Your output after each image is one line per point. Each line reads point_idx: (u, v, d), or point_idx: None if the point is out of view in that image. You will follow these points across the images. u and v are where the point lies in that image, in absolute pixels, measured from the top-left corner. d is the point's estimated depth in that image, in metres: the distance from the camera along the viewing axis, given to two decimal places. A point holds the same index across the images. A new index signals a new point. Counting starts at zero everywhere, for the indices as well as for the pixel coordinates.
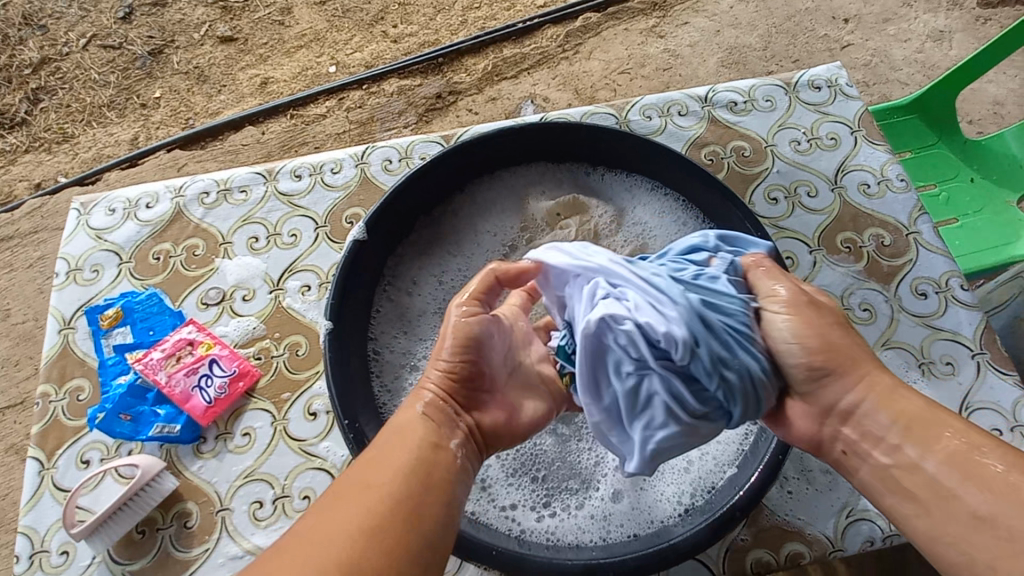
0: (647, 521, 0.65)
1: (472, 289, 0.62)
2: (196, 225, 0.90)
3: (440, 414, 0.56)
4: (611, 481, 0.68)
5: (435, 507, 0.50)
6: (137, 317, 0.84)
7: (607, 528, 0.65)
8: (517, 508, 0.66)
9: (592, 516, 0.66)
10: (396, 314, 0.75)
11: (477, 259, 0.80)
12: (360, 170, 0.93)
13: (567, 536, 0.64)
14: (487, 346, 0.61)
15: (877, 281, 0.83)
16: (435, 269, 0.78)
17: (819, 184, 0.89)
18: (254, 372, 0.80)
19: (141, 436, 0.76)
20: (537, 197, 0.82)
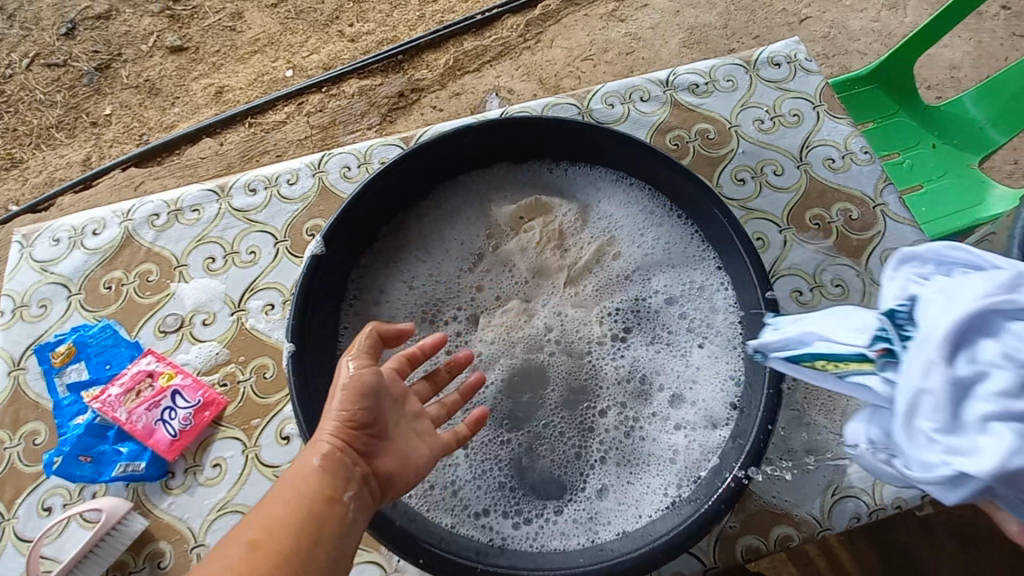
0: (635, 517, 0.63)
1: (360, 344, 0.56)
2: (148, 250, 0.86)
3: (336, 467, 0.49)
4: (594, 479, 0.66)
5: (329, 558, 0.46)
6: (91, 351, 0.79)
7: (593, 529, 0.63)
8: (491, 515, 0.65)
9: (576, 517, 0.64)
10: (364, 327, 0.73)
11: (447, 265, 0.79)
12: (317, 179, 0.89)
13: (552, 541, 0.62)
14: (387, 394, 0.54)
15: (848, 255, 0.82)
16: (404, 276, 0.77)
17: (785, 162, 0.88)
18: (220, 400, 0.76)
19: (104, 477, 0.73)
20: (499, 203, 0.81)
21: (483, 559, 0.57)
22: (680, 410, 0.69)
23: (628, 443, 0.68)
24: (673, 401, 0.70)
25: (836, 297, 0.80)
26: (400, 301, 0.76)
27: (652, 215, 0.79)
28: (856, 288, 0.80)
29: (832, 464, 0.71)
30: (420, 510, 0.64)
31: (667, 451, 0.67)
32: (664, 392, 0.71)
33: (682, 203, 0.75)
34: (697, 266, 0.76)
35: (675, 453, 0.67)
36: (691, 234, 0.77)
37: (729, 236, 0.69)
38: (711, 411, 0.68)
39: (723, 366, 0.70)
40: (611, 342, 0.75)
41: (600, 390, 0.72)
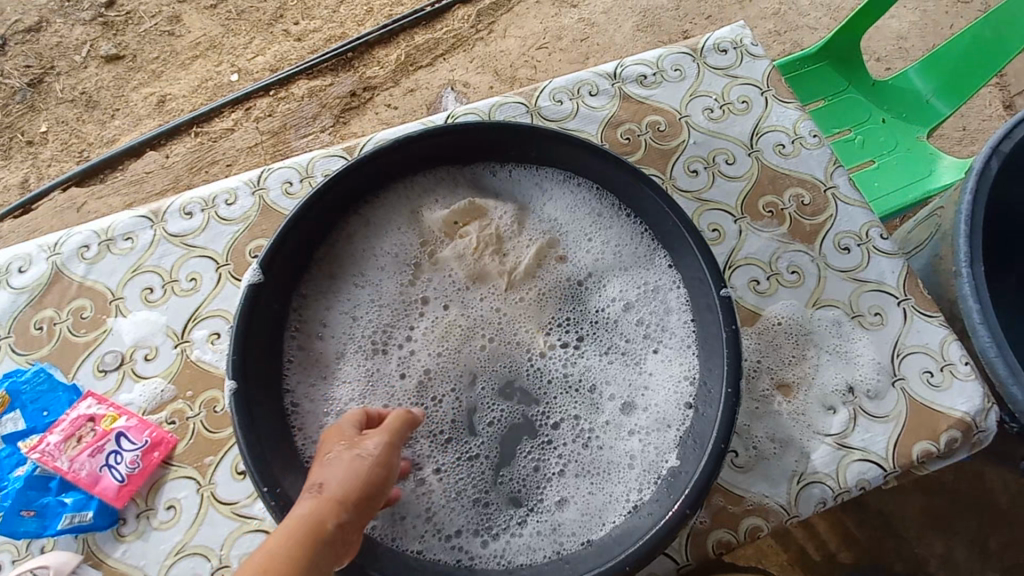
0: (599, 526, 0.62)
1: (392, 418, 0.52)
2: (80, 285, 0.81)
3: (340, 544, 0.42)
4: (555, 491, 0.66)
5: None
6: (25, 398, 0.73)
7: (558, 542, 0.62)
8: (461, 534, 0.63)
9: (541, 531, 0.63)
10: (310, 360, 0.72)
11: (395, 283, 0.77)
12: (258, 197, 0.85)
13: (518, 557, 0.62)
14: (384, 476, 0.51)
15: (801, 241, 0.82)
16: (345, 305, 0.75)
17: (736, 150, 0.87)
18: (169, 439, 0.73)
19: (49, 532, 0.68)
20: (430, 207, 0.78)
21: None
22: (635, 415, 0.69)
23: (586, 452, 0.68)
24: (626, 408, 0.70)
25: (792, 283, 0.80)
26: (353, 325, 0.74)
27: (599, 215, 0.78)
28: (811, 273, 0.80)
29: (796, 451, 0.72)
30: (384, 539, 0.62)
31: (626, 456, 0.67)
32: (619, 398, 0.70)
33: (630, 200, 0.74)
34: (645, 267, 0.76)
35: (636, 457, 0.66)
36: (638, 233, 0.76)
37: (676, 226, 0.68)
38: (667, 412, 0.68)
39: (678, 364, 0.70)
40: (563, 349, 0.74)
41: (555, 396, 0.71)
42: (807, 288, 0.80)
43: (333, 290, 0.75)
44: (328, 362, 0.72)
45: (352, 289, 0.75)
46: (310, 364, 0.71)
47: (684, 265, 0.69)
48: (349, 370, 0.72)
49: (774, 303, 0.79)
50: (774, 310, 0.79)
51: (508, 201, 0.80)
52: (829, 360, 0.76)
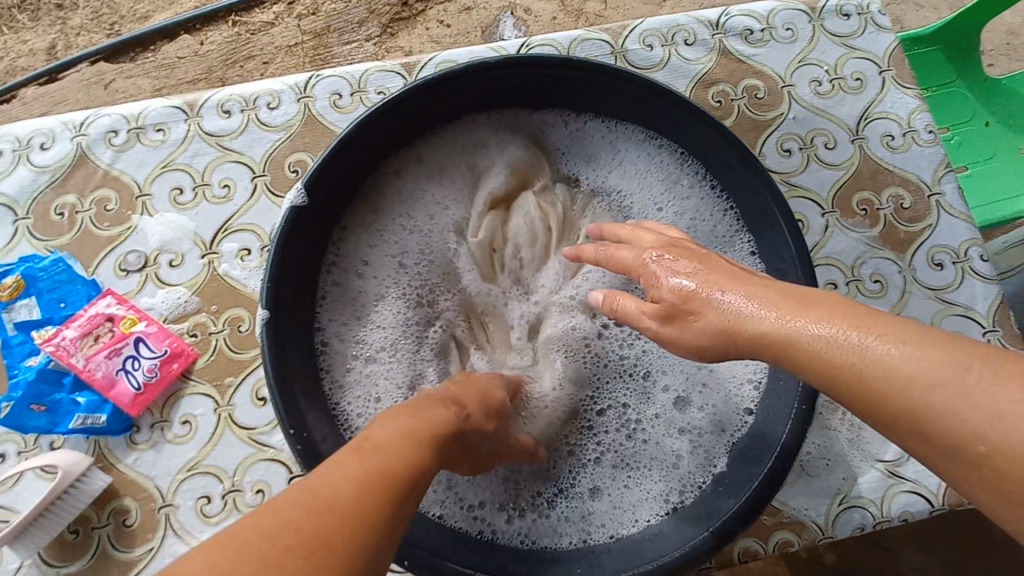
0: (629, 523, 0.59)
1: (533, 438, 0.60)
2: (105, 173, 0.75)
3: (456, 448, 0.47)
4: (587, 478, 0.62)
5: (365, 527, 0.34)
6: (42, 287, 0.71)
7: (585, 533, 0.59)
8: (484, 506, 0.60)
9: (568, 518, 0.61)
10: (344, 299, 0.67)
11: (436, 233, 0.70)
12: (303, 105, 0.77)
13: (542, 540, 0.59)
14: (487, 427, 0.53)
15: (892, 248, 0.74)
16: (393, 246, 0.69)
17: (839, 134, 0.77)
18: (189, 352, 0.69)
19: (60, 429, 0.66)
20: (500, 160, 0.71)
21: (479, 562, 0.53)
22: (687, 414, 0.64)
23: (627, 442, 0.64)
24: (679, 404, 0.65)
25: (874, 294, 0.73)
26: (391, 272, 0.69)
27: (676, 185, 0.71)
28: (896, 285, 0.73)
29: (843, 471, 0.67)
30: None
31: (671, 455, 0.63)
32: (671, 393, 0.65)
33: (722, 169, 0.65)
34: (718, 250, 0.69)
35: (680, 456, 0.62)
36: (720, 212, 0.69)
37: (770, 211, 0.61)
38: (722, 419, 0.63)
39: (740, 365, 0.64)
40: (621, 333, 0.68)
41: (605, 380, 0.66)
42: (888, 301, 0.73)
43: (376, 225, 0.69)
44: (364, 306, 0.67)
45: (394, 227, 0.69)
46: (344, 302, 0.66)
47: (774, 260, 0.62)
48: (383, 313, 0.67)
49: None
50: None
51: (567, 158, 0.74)
52: None
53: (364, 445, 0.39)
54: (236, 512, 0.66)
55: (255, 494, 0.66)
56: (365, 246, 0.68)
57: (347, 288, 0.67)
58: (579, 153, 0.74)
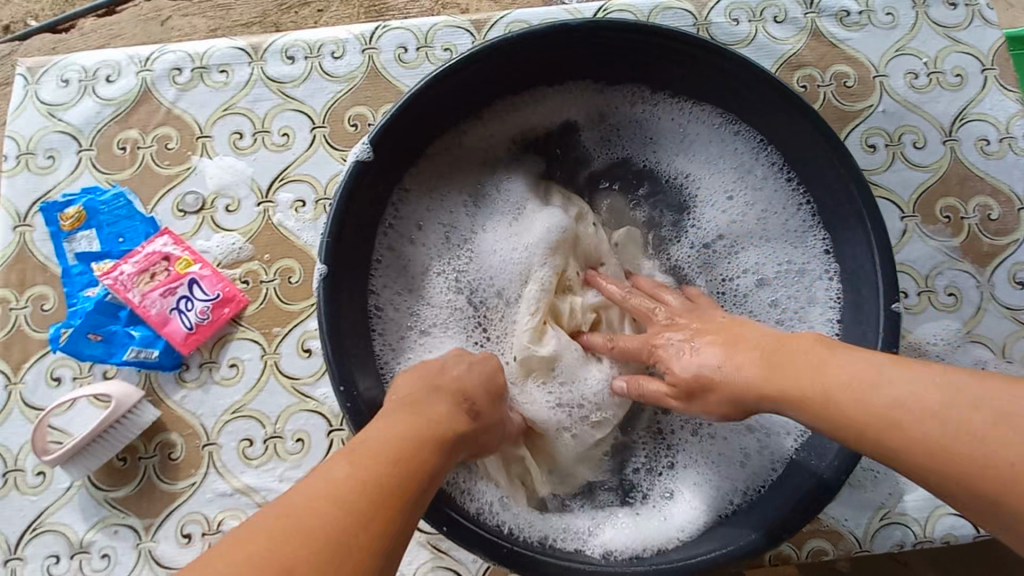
0: (668, 519, 0.60)
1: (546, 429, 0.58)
2: (168, 111, 0.74)
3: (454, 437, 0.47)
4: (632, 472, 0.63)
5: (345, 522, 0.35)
6: (103, 220, 0.71)
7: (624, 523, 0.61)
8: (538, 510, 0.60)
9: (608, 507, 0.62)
10: (399, 267, 0.66)
11: (497, 208, 0.68)
12: (368, 57, 0.75)
13: (580, 524, 0.60)
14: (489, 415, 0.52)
15: (972, 261, 0.70)
16: (449, 217, 0.68)
17: (929, 133, 0.72)
18: (241, 298, 0.70)
19: (115, 360, 0.68)
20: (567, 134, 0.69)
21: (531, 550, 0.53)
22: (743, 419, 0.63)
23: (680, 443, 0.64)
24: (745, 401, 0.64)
25: (946, 307, 0.69)
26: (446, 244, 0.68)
27: (749, 175, 0.67)
28: (971, 300, 0.69)
29: (890, 487, 0.65)
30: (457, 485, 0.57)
31: (725, 464, 0.62)
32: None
33: (807, 163, 0.62)
34: (789, 249, 0.67)
35: (727, 459, 0.62)
36: (795, 208, 0.65)
37: (856, 211, 0.58)
38: (777, 428, 0.62)
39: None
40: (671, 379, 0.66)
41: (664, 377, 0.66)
42: (960, 316, 0.69)
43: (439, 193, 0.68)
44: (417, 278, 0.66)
45: (451, 193, 0.68)
46: (399, 271, 0.65)
47: (854, 264, 0.60)
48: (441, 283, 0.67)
49: (920, 324, 0.68)
50: (921, 332, 0.68)
51: (631, 139, 0.71)
52: None
53: (361, 452, 0.40)
54: (276, 458, 0.67)
55: (294, 442, 0.68)
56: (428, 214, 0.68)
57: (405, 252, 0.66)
58: (646, 133, 0.70)
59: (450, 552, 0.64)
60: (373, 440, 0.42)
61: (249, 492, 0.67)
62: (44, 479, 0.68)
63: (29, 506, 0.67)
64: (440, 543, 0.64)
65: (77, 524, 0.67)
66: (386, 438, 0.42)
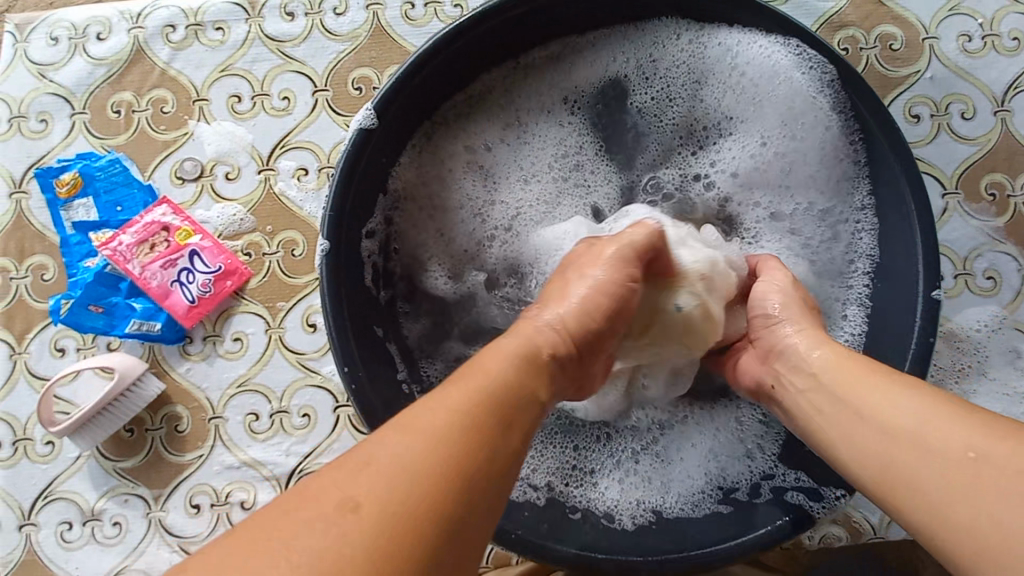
0: (669, 504, 0.57)
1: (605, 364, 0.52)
2: (162, 71, 0.70)
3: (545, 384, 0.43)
4: (627, 452, 0.61)
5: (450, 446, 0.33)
6: (100, 187, 0.69)
7: (622, 504, 0.58)
8: (542, 485, 0.58)
9: (605, 486, 0.59)
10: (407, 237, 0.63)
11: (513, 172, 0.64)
12: (373, 13, 0.70)
13: (579, 503, 0.58)
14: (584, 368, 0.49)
15: (1014, 243, 0.65)
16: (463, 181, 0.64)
17: (979, 102, 0.67)
18: (243, 271, 0.68)
19: (117, 332, 0.67)
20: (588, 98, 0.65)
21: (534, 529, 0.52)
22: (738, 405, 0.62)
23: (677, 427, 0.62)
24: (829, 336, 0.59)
25: (983, 291, 0.65)
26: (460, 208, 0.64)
27: (786, 137, 0.61)
28: (1011, 284, 0.65)
29: None
30: None
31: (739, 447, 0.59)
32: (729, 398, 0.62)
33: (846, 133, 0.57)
34: (826, 216, 0.61)
35: (724, 442, 0.60)
36: (840, 176, 0.59)
37: (899, 187, 0.53)
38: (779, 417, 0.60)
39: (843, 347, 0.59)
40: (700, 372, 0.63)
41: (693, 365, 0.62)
42: (998, 301, 0.65)
43: (456, 158, 0.64)
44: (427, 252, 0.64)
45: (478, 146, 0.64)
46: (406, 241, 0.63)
47: (893, 239, 0.56)
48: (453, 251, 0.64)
49: (954, 308, 0.65)
50: (960, 318, 0.65)
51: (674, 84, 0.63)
52: (991, 392, 0.64)
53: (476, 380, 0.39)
54: (282, 433, 0.67)
55: (301, 417, 0.67)
56: (441, 181, 0.64)
57: (419, 226, 0.64)
58: (670, 92, 0.64)
59: None
60: (439, 421, 0.34)
61: (256, 466, 0.67)
62: (53, 449, 0.68)
63: (40, 474, 0.67)
64: None
65: (88, 493, 0.67)
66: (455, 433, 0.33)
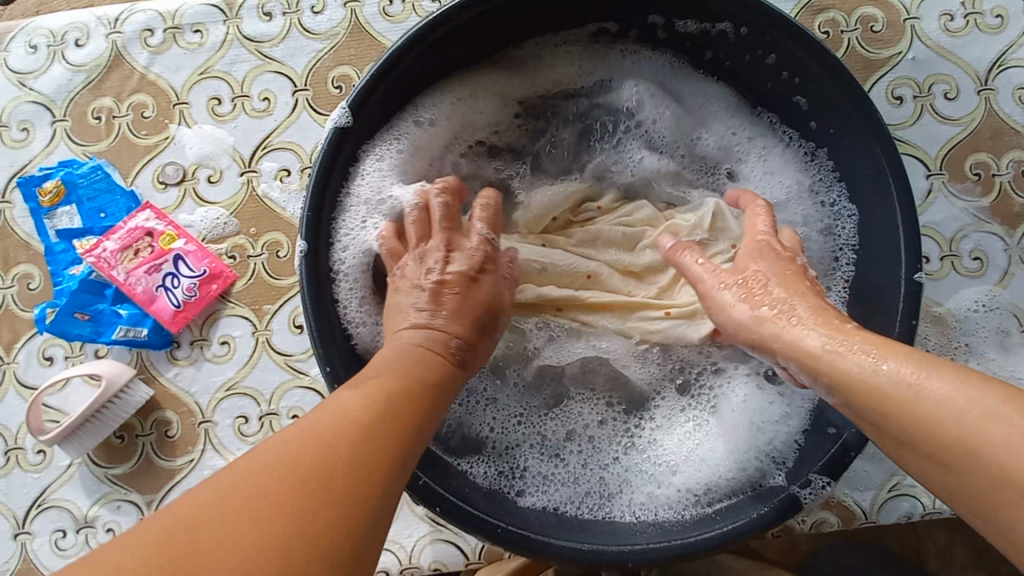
0: (676, 501, 0.56)
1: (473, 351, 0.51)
2: (141, 76, 0.70)
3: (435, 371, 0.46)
4: (666, 454, 0.60)
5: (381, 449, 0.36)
6: (83, 194, 0.69)
7: (661, 503, 0.56)
8: (544, 486, 0.57)
9: (637, 486, 0.58)
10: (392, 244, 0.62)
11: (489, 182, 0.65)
12: (350, 11, 0.69)
13: (617, 509, 0.56)
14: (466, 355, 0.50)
15: (1001, 222, 0.65)
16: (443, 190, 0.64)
17: (963, 82, 0.66)
18: (228, 274, 0.67)
19: (103, 339, 0.67)
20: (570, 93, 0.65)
21: (535, 528, 0.51)
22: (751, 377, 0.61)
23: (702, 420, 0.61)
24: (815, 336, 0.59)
25: (970, 272, 0.64)
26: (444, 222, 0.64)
27: (735, 139, 0.64)
28: (998, 264, 0.64)
29: None
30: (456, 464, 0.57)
31: (752, 441, 0.58)
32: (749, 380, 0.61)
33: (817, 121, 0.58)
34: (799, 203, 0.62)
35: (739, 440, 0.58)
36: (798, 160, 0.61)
37: (881, 172, 0.53)
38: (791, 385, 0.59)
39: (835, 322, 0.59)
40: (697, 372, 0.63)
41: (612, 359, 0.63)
42: (985, 282, 0.64)
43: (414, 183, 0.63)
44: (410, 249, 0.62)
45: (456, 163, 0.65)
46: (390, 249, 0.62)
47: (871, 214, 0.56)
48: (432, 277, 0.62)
49: (940, 290, 0.64)
50: (946, 300, 0.64)
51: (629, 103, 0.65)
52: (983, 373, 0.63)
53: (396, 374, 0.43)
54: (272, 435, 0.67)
55: (290, 419, 0.67)
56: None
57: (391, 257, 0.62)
58: (639, 95, 0.64)
59: (449, 526, 0.63)
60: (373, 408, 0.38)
61: None
62: (44, 458, 0.68)
63: (32, 483, 0.67)
64: (440, 517, 0.64)
65: (80, 500, 0.67)
66: (384, 416, 0.38)
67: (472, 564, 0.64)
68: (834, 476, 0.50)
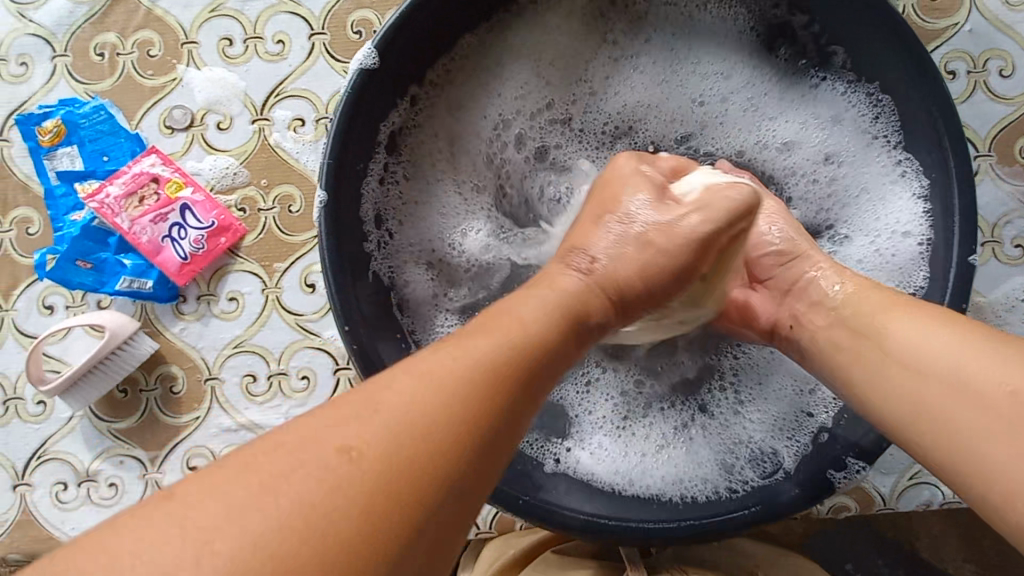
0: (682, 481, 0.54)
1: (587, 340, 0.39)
2: (147, 11, 0.66)
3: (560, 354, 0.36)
4: (683, 434, 0.58)
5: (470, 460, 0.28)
6: (84, 135, 0.65)
7: (670, 481, 0.54)
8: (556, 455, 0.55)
9: (652, 463, 0.56)
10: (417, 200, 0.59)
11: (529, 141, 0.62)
12: None
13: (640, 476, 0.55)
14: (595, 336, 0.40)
15: None
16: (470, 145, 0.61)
17: (1019, 58, 0.62)
18: (237, 227, 0.64)
19: (106, 289, 0.64)
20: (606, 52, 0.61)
21: (553, 499, 0.50)
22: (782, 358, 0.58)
23: (724, 395, 0.59)
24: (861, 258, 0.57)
25: (1010, 259, 0.62)
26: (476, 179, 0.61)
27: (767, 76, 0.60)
28: None
29: None
30: None
31: (758, 429, 0.57)
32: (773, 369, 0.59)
33: (871, 87, 0.55)
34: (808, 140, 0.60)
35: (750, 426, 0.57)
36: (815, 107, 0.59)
37: (939, 143, 0.50)
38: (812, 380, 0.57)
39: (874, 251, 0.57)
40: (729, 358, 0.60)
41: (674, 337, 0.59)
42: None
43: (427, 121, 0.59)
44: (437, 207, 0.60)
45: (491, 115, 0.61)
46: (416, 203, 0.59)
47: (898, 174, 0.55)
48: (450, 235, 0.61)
49: (978, 275, 0.62)
50: (982, 287, 0.62)
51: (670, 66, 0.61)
52: None
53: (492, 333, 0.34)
54: (280, 395, 0.65)
55: (300, 379, 0.65)
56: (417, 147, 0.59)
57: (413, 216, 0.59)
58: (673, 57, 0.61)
59: None
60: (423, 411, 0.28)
61: (253, 428, 0.65)
62: (44, 409, 0.66)
63: (33, 434, 0.66)
64: None
65: (83, 453, 0.65)
66: (432, 420, 0.28)
67: (481, 533, 0.63)
68: (868, 461, 0.49)
